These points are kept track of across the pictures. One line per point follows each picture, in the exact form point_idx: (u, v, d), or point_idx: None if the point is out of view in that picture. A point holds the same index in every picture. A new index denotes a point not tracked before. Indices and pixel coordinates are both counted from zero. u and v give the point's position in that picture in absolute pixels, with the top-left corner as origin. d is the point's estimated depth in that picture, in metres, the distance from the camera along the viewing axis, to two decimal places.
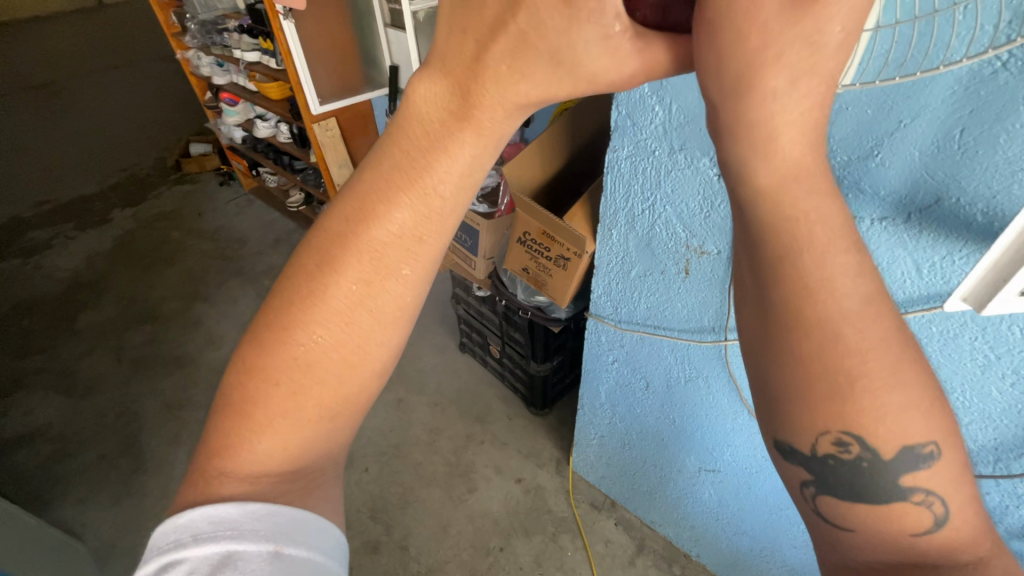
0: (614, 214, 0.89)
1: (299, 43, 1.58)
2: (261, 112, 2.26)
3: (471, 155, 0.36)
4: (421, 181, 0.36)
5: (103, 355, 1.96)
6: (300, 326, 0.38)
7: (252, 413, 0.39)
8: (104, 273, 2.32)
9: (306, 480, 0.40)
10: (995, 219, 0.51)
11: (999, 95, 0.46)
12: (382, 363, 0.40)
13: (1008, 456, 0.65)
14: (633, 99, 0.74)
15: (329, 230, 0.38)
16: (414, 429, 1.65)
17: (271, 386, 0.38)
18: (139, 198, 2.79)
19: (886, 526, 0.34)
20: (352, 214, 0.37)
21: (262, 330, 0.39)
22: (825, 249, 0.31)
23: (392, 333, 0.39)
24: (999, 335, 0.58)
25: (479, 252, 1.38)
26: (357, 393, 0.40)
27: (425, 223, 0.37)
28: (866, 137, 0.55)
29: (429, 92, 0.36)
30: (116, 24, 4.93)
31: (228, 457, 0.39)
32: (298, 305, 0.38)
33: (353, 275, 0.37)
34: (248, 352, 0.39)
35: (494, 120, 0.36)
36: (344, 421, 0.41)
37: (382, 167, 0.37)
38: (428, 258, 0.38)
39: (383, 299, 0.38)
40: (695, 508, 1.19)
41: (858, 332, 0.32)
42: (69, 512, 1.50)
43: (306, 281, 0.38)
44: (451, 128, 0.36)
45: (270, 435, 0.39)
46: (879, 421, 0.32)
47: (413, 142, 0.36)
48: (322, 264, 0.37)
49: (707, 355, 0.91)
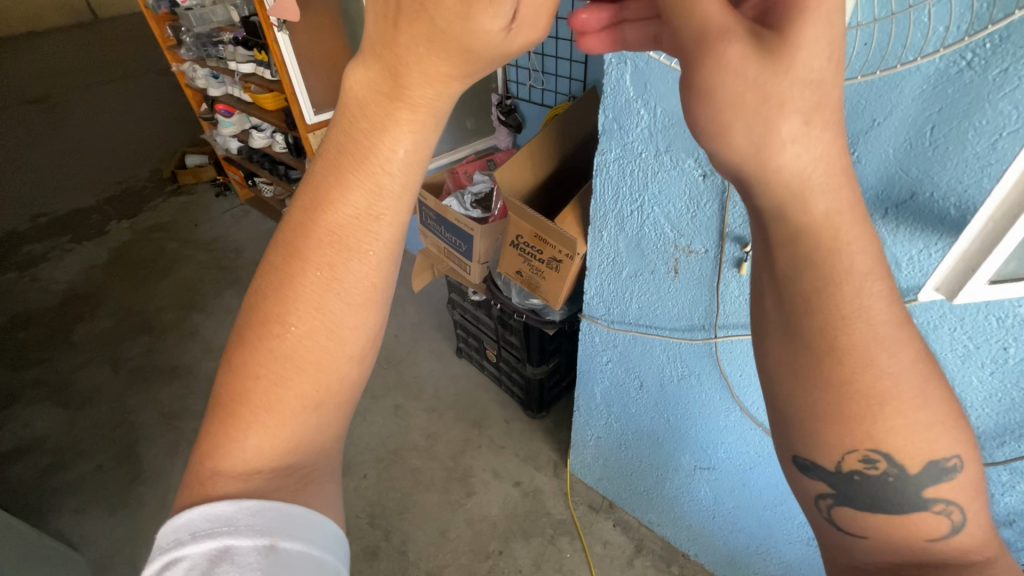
0: (604, 216, 0.90)
1: (292, 54, 1.61)
2: (256, 123, 2.28)
3: (414, 134, 0.36)
4: (365, 163, 0.36)
5: (100, 367, 1.96)
6: (275, 319, 0.38)
7: (240, 410, 0.39)
8: (100, 285, 2.33)
9: (301, 473, 0.41)
10: (967, 213, 0.53)
11: (965, 93, 0.48)
12: (359, 349, 0.40)
13: (991, 444, 0.66)
14: (619, 103, 0.76)
15: (290, 223, 0.38)
16: (412, 435, 1.65)
17: (257, 380, 0.39)
18: (134, 210, 2.80)
19: (904, 532, 0.36)
20: (308, 205, 0.37)
21: (242, 329, 0.40)
22: (863, 269, 0.31)
23: (364, 316, 0.39)
24: (976, 325, 0.59)
25: (473, 257, 1.36)
26: (341, 379, 0.41)
27: (378, 202, 0.37)
28: (841, 136, 0.58)
29: (361, 76, 0.35)
30: (114, 38, 4.99)
31: (220, 454, 0.39)
32: (272, 298, 0.38)
33: (319, 263, 0.37)
34: (234, 351, 0.40)
35: (425, 98, 0.35)
36: (333, 412, 0.41)
37: (330, 155, 0.37)
38: (388, 238, 0.38)
39: (351, 285, 0.38)
40: (691, 506, 1.20)
41: (883, 356, 0.31)
42: (66, 524, 1.50)
43: (277, 276, 0.38)
44: (386, 107, 0.35)
45: (261, 429, 0.39)
46: (909, 441, 0.33)
47: (353, 127, 0.36)
48: (291, 259, 0.38)
49: (697, 352, 0.92)
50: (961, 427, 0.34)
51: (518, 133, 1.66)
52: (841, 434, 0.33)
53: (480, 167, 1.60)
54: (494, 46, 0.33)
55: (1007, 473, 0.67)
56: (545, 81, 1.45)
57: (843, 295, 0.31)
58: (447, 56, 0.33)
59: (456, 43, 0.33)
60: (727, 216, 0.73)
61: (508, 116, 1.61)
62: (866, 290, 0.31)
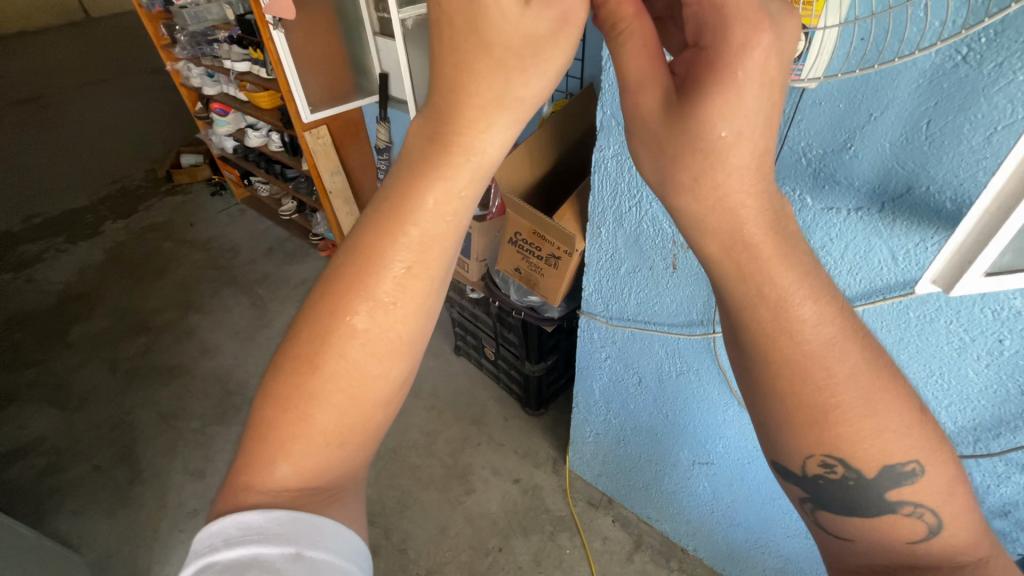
0: (602, 212, 0.90)
1: (288, 51, 1.59)
2: (251, 121, 2.27)
3: (453, 188, 0.38)
4: (406, 213, 0.38)
5: (97, 367, 1.95)
6: (308, 358, 0.40)
7: (267, 436, 0.40)
8: (96, 285, 2.32)
9: (326, 492, 0.41)
10: (963, 206, 0.54)
11: (960, 88, 0.49)
12: (385, 392, 0.41)
13: (987, 436, 0.67)
14: (616, 99, 0.76)
15: (335, 266, 0.41)
16: (411, 433, 1.66)
17: (285, 413, 0.40)
18: (130, 209, 2.78)
19: (884, 536, 0.39)
20: (351, 249, 0.40)
21: (277, 362, 0.41)
22: (775, 295, 0.35)
23: (391, 363, 0.41)
24: (973, 318, 0.60)
25: (471, 254, 1.39)
26: (364, 421, 0.41)
27: (416, 253, 0.39)
28: (838, 130, 0.58)
29: (418, 127, 0.39)
30: (107, 36, 4.95)
31: (250, 472, 0.40)
32: (309, 334, 0.40)
33: (352, 308, 0.39)
34: (265, 381, 0.42)
35: (473, 138, 0.37)
36: (355, 450, 0.42)
37: (377, 205, 0.39)
38: (421, 289, 0.40)
39: (381, 330, 0.40)
40: (691, 502, 1.21)
41: (816, 371, 0.35)
42: (64, 525, 1.49)
43: (315, 316, 0.40)
44: (431, 158, 0.38)
45: (287, 456, 0.40)
46: (861, 447, 0.37)
47: (402, 174, 0.39)
48: (328, 301, 0.40)
49: (697, 349, 0.93)
50: (918, 432, 0.37)
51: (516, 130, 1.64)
52: (804, 442, 0.38)
53: None
54: (514, 28, 0.34)
55: (1002, 464, 0.68)
56: None
57: (765, 314, 0.36)
58: (480, 62, 0.35)
59: (481, 48, 0.35)
60: None
61: None
62: (788, 314, 0.35)
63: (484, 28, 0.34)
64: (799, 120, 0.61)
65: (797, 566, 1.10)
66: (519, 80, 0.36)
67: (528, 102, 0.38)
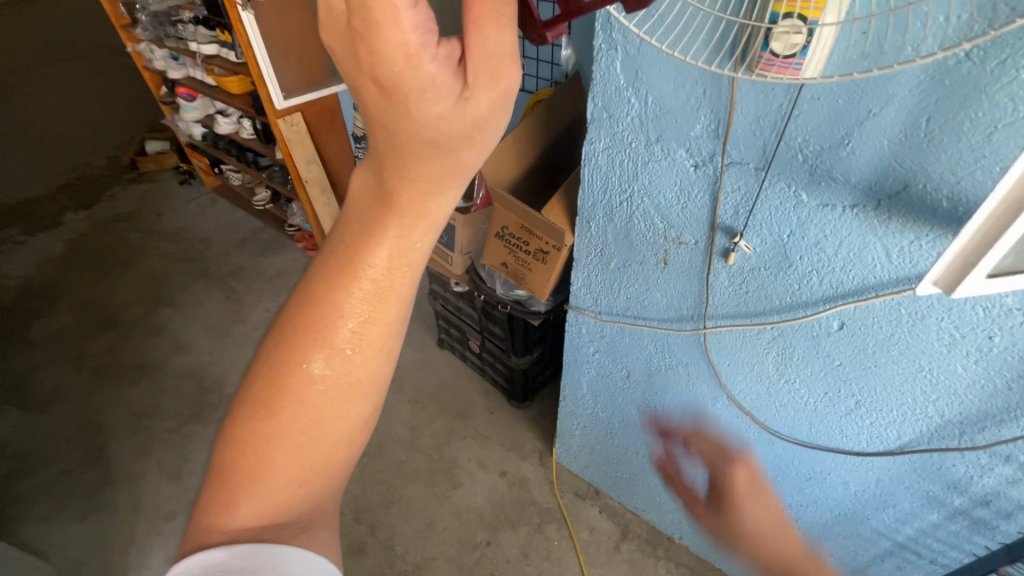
0: (592, 206, 0.89)
1: (258, 34, 1.51)
2: (221, 107, 2.17)
3: (405, 242, 0.36)
4: (357, 267, 0.37)
5: (62, 366, 1.86)
6: (267, 403, 0.39)
7: (231, 481, 0.39)
8: (58, 279, 2.21)
9: (298, 518, 0.40)
10: (959, 205, 0.54)
11: (962, 84, 0.48)
12: (346, 434, 0.40)
13: (972, 429, 0.68)
14: (609, 91, 0.73)
15: (291, 313, 0.39)
16: (395, 427, 1.63)
17: (244, 455, 0.39)
18: (92, 199, 2.65)
19: None
20: (307, 299, 0.39)
21: (238, 405, 0.40)
22: None
23: (353, 405, 0.40)
24: (963, 315, 0.60)
25: (455, 248, 1.35)
26: (327, 459, 0.40)
27: (374, 306, 0.38)
28: (837, 126, 0.57)
29: (362, 182, 0.36)
30: (61, 12, 4.66)
31: (215, 507, 0.39)
32: (268, 384, 0.39)
33: (305, 358, 0.38)
34: (226, 427, 0.40)
35: (414, 199, 0.35)
36: (318, 489, 0.41)
37: (326, 255, 0.39)
38: (377, 337, 0.39)
39: (339, 377, 0.39)
40: (677, 492, 1.22)
41: None
42: (33, 532, 1.43)
43: (271, 364, 0.39)
44: (378, 215, 0.35)
45: (249, 497, 0.38)
46: None
47: (350, 228, 0.37)
48: (283, 349, 0.39)
49: (685, 343, 0.93)
50: None
51: None
52: None
53: None
54: (457, 117, 0.32)
55: (986, 456, 0.69)
56: (525, 64, 1.41)
57: None
58: (418, 155, 0.33)
59: (418, 138, 0.32)
60: (719, 206, 0.72)
61: None
62: None
63: (413, 125, 0.31)
64: (796, 114, 0.59)
65: None
66: (468, 151, 0.34)
67: (457, 172, 0.35)
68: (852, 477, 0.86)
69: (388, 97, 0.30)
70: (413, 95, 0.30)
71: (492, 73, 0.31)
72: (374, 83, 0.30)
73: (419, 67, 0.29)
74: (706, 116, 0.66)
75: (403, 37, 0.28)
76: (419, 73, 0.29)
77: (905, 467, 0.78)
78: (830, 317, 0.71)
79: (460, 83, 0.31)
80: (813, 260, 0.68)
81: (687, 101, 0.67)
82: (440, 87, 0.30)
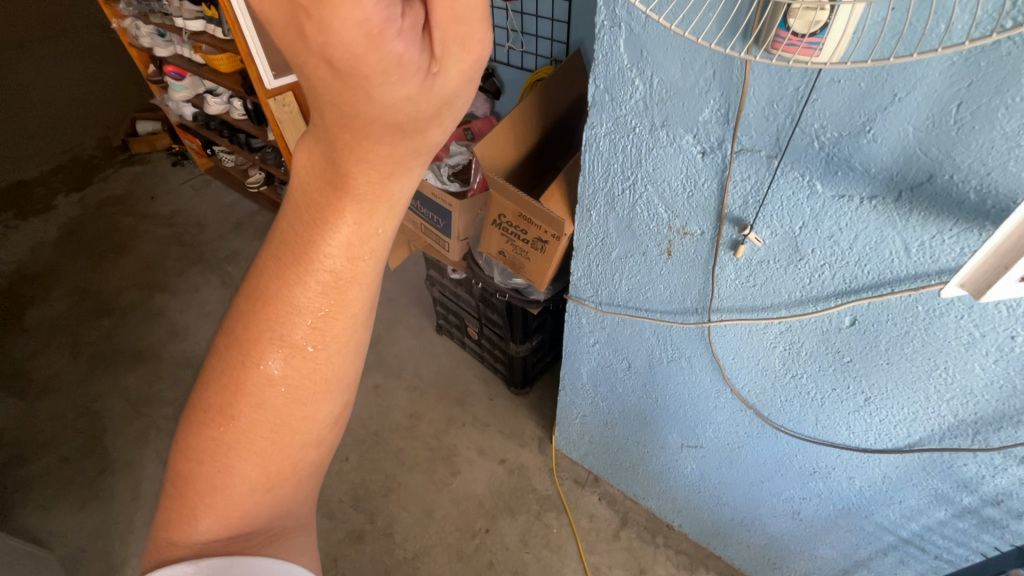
0: (593, 195, 0.85)
1: (246, 11, 1.45)
2: (210, 86, 2.10)
3: (363, 230, 0.27)
4: (312, 258, 0.28)
5: (58, 353, 1.84)
6: (221, 406, 0.30)
7: (190, 489, 0.30)
8: (51, 265, 2.17)
9: (266, 525, 0.32)
10: (988, 197, 0.50)
11: (999, 68, 0.44)
12: (316, 434, 0.32)
13: (988, 429, 0.65)
14: (611, 72, 0.68)
15: (237, 311, 0.30)
16: (394, 414, 1.62)
17: (200, 462, 0.30)
18: (83, 181, 2.60)
19: None
20: (250, 295, 0.30)
21: (190, 406, 0.32)
22: None
23: (321, 404, 0.31)
24: (984, 314, 0.57)
25: (451, 233, 1.31)
26: (297, 462, 0.32)
27: (330, 301, 0.29)
28: (857, 113, 0.53)
29: (306, 156, 0.27)
30: None
31: (171, 520, 0.31)
32: (217, 389, 0.30)
33: (263, 358, 0.29)
34: (180, 429, 0.32)
35: (374, 183, 0.27)
36: (291, 494, 0.32)
37: (272, 243, 0.29)
38: (342, 334, 0.30)
39: (301, 377, 0.30)
40: (678, 481, 1.20)
41: None
42: (32, 521, 1.43)
43: (221, 364, 0.30)
44: (327, 200, 0.27)
45: (209, 504, 0.30)
46: None
47: (295, 215, 0.28)
48: (230, 349, 0.30)
49: (688, 335, 0.89)
50: None
51: (498, 99, 1.53)
52: None
53: (456, 136, 1.47)
54: (423, 97, 0.25)
55: (1000, 456, 0.66)
56: (524, 41, 1.35)
57: None
58: (381, 136, 0.25)
59: (379, 124, 0.25)
60: (727, 197, 0.68)
61: (485, 80, 1.49)
62: None
63: (370, 110, 0.24)
64: (814, 99, 0.55)
65: (779, 544, 1.10)
66: (436, 130, 0.27)
67: (424, 152, 0.28)
68: (858, 472, 0.84)
69: (339, 78, 0.23)
70: (373, 79, 0.23)
71: (461, 42, 0.24)
72: (326, 64, 0.22)
73: (383, 47, 0.22)
74: (715, 100, 0.62)
75: (362, 14, 0.20)
76: (382, 53, 0.22)
77: (913, 465, 0.76)
78: (842, 312, 0.68)
79: (425, 55, 0.24)
80: (828, 250, 0.64)
81: (695, 83, 0.62)
82: (405, 68, 0.23)
